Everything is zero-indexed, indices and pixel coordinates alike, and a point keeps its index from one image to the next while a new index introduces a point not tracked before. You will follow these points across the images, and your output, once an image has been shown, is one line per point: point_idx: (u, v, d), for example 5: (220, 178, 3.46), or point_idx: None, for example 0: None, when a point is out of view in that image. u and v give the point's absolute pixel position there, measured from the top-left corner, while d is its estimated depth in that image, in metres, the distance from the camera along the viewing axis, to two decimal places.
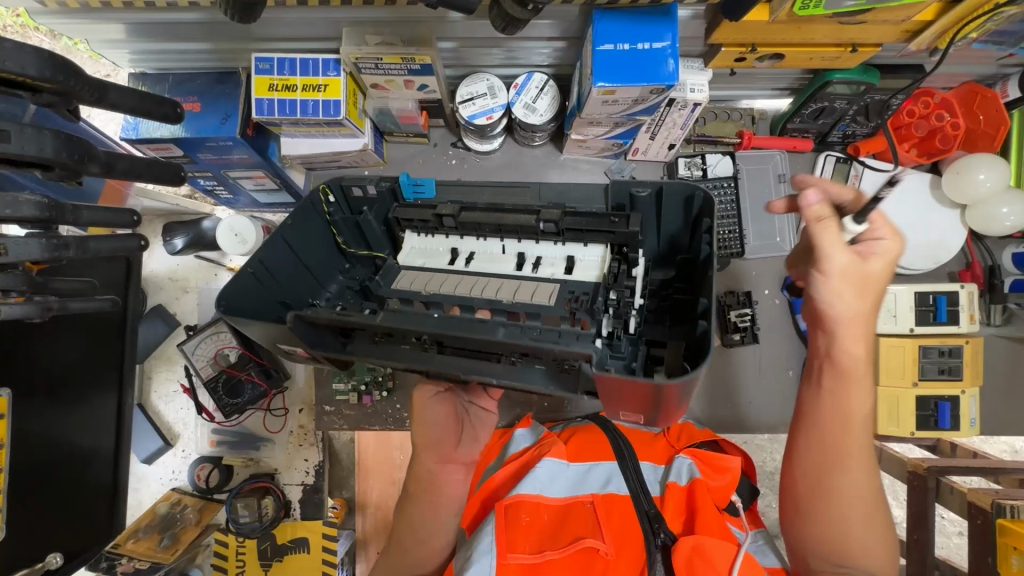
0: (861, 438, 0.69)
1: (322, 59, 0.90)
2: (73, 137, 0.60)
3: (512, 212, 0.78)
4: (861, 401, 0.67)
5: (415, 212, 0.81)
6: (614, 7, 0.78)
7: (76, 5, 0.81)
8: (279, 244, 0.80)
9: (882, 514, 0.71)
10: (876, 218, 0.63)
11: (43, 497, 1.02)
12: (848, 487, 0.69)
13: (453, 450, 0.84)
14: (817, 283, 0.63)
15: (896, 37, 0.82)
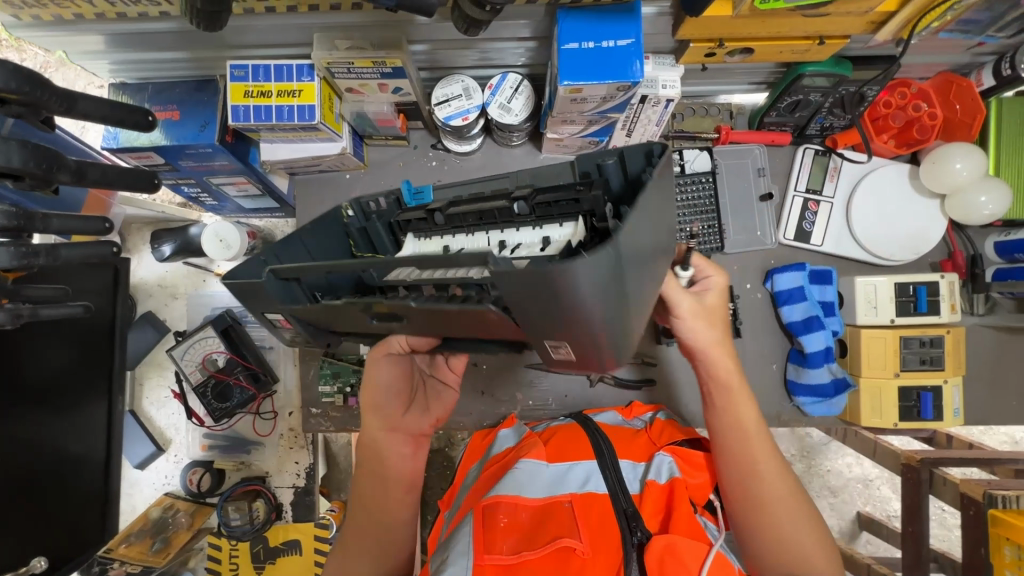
0: (762, 444, 0.77)
1: (295, 65, 0.91)
2: (41, 147, 0.61)
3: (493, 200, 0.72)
4: (747, 411, 0.77)
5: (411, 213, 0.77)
6: (578, 6, 0.79)
7: (50, 18, 0.82)
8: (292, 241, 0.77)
9: (807, 509, 0.75)
10: (698, 261, 0.77)
11: (37, 501, 1.02)
12: (769, 495, 0.74)
13: (400, 416, 0.87)
14: (679, 326, 0.76)
15: (862, 29, 0.82)
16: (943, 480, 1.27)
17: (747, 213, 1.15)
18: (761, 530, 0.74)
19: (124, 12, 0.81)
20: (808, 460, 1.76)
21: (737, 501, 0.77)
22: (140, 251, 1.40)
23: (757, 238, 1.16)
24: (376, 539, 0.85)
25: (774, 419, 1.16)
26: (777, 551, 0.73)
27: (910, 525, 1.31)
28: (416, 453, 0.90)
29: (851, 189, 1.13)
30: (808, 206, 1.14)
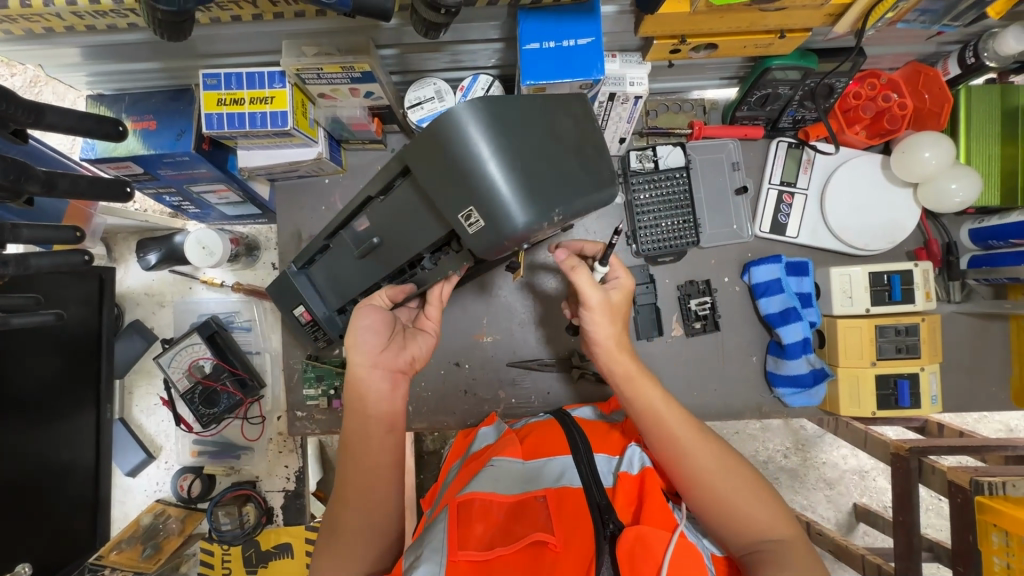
0: (677, 420, 0.83)
1: (267, 73, 0.92)
2: (8, 159, 0.62)
3: None
4: (652, 393, 0.84)
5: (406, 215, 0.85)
6: (538, 7, 0.80)
7: (22, 32, 0.83)
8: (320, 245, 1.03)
9: (738, 467, 0.79)
10: (613, 262, 0.93)
11: (23, 509, 1.03)
12: (699, 464, 0.79)
13: (380, 352, 0.84)
14: (587, 318, 0.88)
15: (822, 21, 0.83)
16: (932, 469, 1.27)
17: (722, 207, 1.17)
18: (707, 500, 0.78)
19: (94, 24, 0.82)
20: (803, 453, 1.77)
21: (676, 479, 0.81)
22: (126, 260, 1.41)
23: (733, 230, 1.17)
24: (359, 488, 0.80)
25: (755, 410, 1.17)
26: (725, 516, 0.77)
27: (901, 513, 1.29)
28: (395, 391, 0.85)
29: (825, 181, 1.14)
30: (783, 199, 1.15)
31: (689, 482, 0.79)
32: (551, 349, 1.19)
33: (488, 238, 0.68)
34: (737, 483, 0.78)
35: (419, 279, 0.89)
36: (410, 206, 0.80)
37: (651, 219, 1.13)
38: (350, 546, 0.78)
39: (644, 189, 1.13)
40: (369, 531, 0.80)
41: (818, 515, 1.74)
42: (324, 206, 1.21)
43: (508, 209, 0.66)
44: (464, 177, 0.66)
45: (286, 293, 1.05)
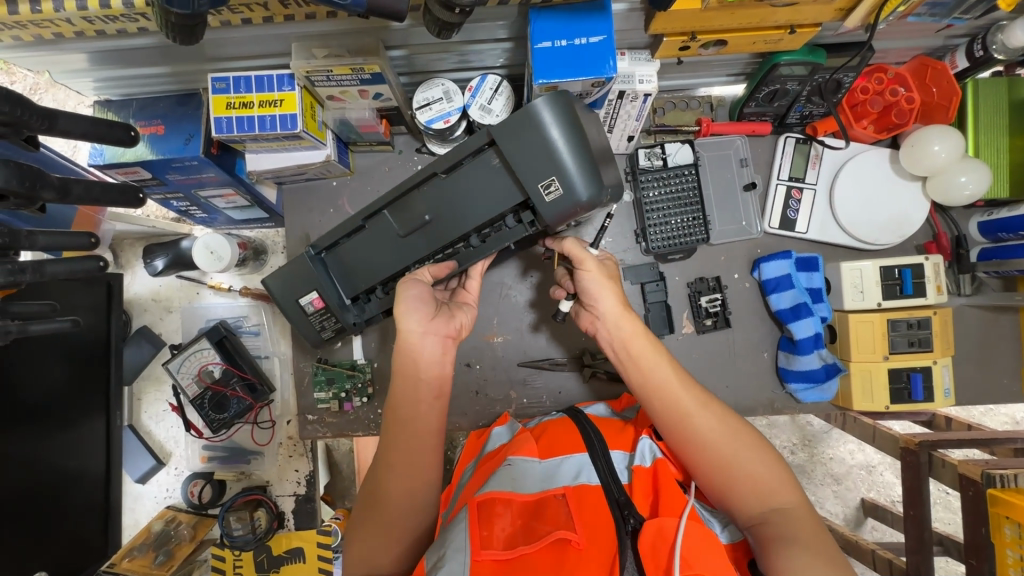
0: (682, 388, 0.84)
1: (276, 76, 0.92)
2: (23, 165, 0.62)
3: None
4: (655, 361, 0.86)
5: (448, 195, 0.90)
6: (549, 5, 0.80)
7: (30, 38, 0.83)
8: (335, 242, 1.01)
9: (745, 436, 0.80)
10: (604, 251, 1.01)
11: (35, 518, 1.02)
12: (707, 433, 0.80)
13: (431, 320, 0.86)
14: (585, 278, 0.92)
15: (832, 16, 0.83)
16: (942, 462, 1.27)
17: (730, 203, 1.16)
18: (714, 469, 0.79)
19: (104, 30, 0.81)
20: (810, 449, 1.77)
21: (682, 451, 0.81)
22: (133, 266, 1.41)
23: (742, 227, 1.17)
24: (404, 457, 0.84)
25: (767, 406, 1.16)
26: (730, 486, 0.77)
27: (912, 507, 1.29)
28: (445, 356, 0.88)
29: (834, 176, 1.14)
30: (792, 194, 1.15)
31: (696, 452, 0.80)
32: (562, 349, 1.18)
33: (561, 207, 0.81)
34: (743, 452, 0.79)
35: (461, 257, 0.92)
36: (475, 182, 0.86)
37: (660, 217, 1.13)
38: (395, 511, 0.83)
39: (653, 187, 1.12)
40: (413, 497, 0.84)
41: (826, 511, 1.74)
42: (332, 208, 1.20)
43: (579, 181, 0.80)
44: (547, 153, 0.80)
45: (295, 280, 0.99)
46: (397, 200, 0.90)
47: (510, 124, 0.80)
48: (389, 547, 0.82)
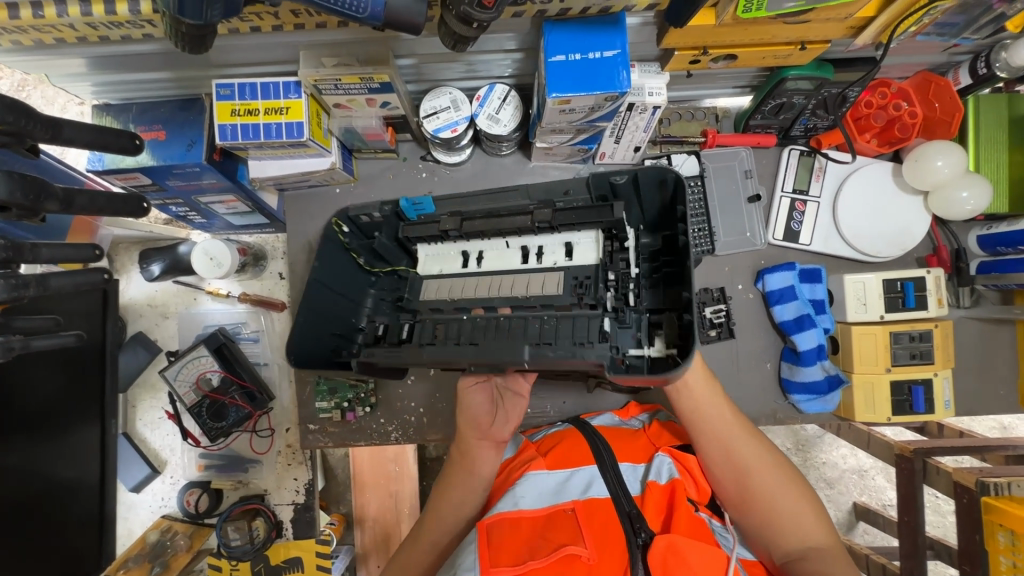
0: (733, 420, 0.91)
1: (282, 83, 0.90)
2: (27, 177, 0.59)
3: (508, 216, 0.87)
4: (709, 393, 0.92)
5: (420, 228, 0.91)
6: (563, 18, 0.80)
7: (30, 42, 0.80)
8: (333, 236, 0.93)
9: (787, 473, 0.86)
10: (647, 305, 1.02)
11: (19, 535, 0.98)
12: (747, 458, 0.87)
13: (489, 428, 0.98)
14: None
15: (842, 34, 0.84)
16: (936, 470, 1.27)
17: (736, 214, 1.17)
18: (750, 495, 0.85)
19: (107, 35, 0.80)
20: (804, 453, 1.78)
21: (721, 472, 0.89)
22: (128, 271, 1.38)
23: (747, 238, 1.17)
24: (433, 537, 0.93)
25: (769, 416, 1.17)
26: (762, 510, 0.84)
27: (905, 514, 1.30)
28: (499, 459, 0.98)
29: (837, 188, 1.15)
30: (796, 207, 1.16)
31: (733, 475, 0.87)
32: None
33: None
34: (779, 481, 0.85)
35: None
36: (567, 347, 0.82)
37: None
38: (440, 524, 0.93)
39: None
40: (458, 514, 0.94)
41: None
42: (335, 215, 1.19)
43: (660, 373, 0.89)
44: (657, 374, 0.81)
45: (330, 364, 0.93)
46: (486, 332, 0.83)
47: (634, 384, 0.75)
48: (426, 553, 0.92)
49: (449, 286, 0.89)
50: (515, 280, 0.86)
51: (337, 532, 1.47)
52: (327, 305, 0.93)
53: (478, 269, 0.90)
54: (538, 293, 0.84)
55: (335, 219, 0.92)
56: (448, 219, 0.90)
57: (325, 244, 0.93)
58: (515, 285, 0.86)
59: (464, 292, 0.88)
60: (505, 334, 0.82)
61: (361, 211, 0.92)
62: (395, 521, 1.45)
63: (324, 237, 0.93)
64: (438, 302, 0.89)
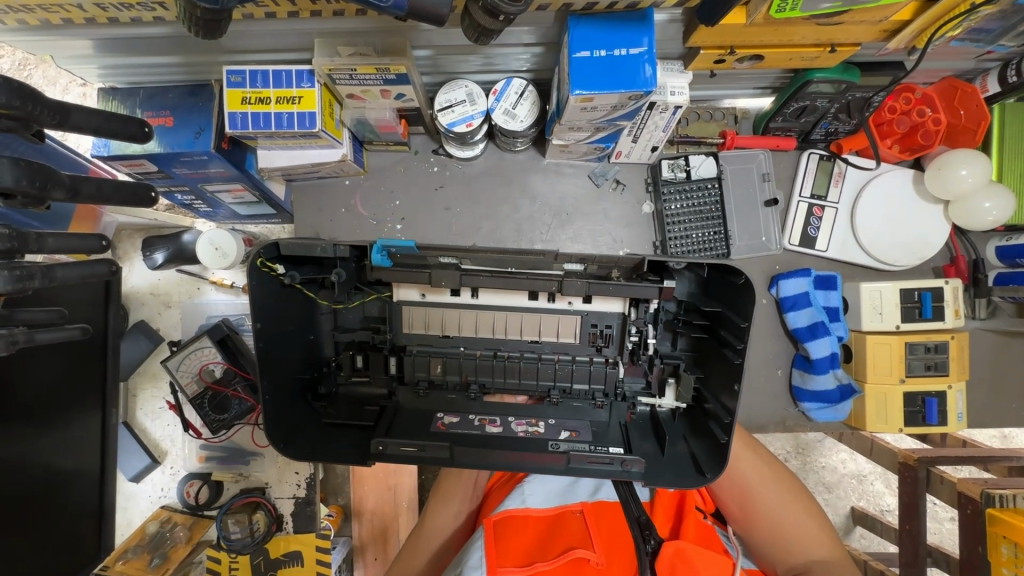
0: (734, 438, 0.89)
1: (295, 71, 0.87)
2: (34, 164, 0.56)
3: (525, 279, 0.76)
4: None
5: (409, 273, 0.76)
6: (589, 12, 0.78)
7: (37, 22, 0.78)
8: (268, 278, 0.75)
9: (788, 487, 0.87)
10: None
11: (25, 525, 0.94)
12: (746, 473, 0.87)
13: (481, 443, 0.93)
14: None
15: (875, 37, 0.82)
16: (940, 479, 1.26)
17: (751, 217, 1.15)
18: (756, 512, 0.85)
19: (117, 16, 0.77)
20: (804, 457, 1.71)
21: (724, 491, 0.86)
22: (131, 258, 1.35)
23: (762, 243, 1.15)
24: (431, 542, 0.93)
25: (779, 423, 1.17)
26: (768, 527, 0.84)
27: (907, 522, 1.29)
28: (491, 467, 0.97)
29: (856, 195, 1.12)
30: (813, 212, 1.14)
31: (738, 493, 0.86)
32: None
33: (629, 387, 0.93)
34: (779, 494, 0.86)
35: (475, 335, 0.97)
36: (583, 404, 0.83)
37: (681, 229, 1.12)
38: (436, 528, 0.93)
39: (675, 199, 1.12)
40: (454, 520, 0.94)
41: None
42: (344, 208, 1.16)
43: None
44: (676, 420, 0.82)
45: (316, 429, 0.79)
46: (496, 383, 0.82)
47: (663, 467, 0.74)
48: (422, 557, 0.92)
49: (440, 318, 0.82)
50: (525, 317, 0.81)
51: (335, 524, 1.43)
52: (285, 350, 0.77)
53: (474, 300, 0.81)
54: (553, 338, 0.82)
55: (258, 256, 0.71)
56: (441, 267, 0.77)
57: (260, 288, 0.71)
58: (523, 323, 0.81)
59: (461, 328, 0.82)
60: (510, 383, 0.82)
61: (303, 249, 0.74)
62: (395, 515, 1.42)
63: (251, 281, 0.71)
64: (426, 338, 0.83)
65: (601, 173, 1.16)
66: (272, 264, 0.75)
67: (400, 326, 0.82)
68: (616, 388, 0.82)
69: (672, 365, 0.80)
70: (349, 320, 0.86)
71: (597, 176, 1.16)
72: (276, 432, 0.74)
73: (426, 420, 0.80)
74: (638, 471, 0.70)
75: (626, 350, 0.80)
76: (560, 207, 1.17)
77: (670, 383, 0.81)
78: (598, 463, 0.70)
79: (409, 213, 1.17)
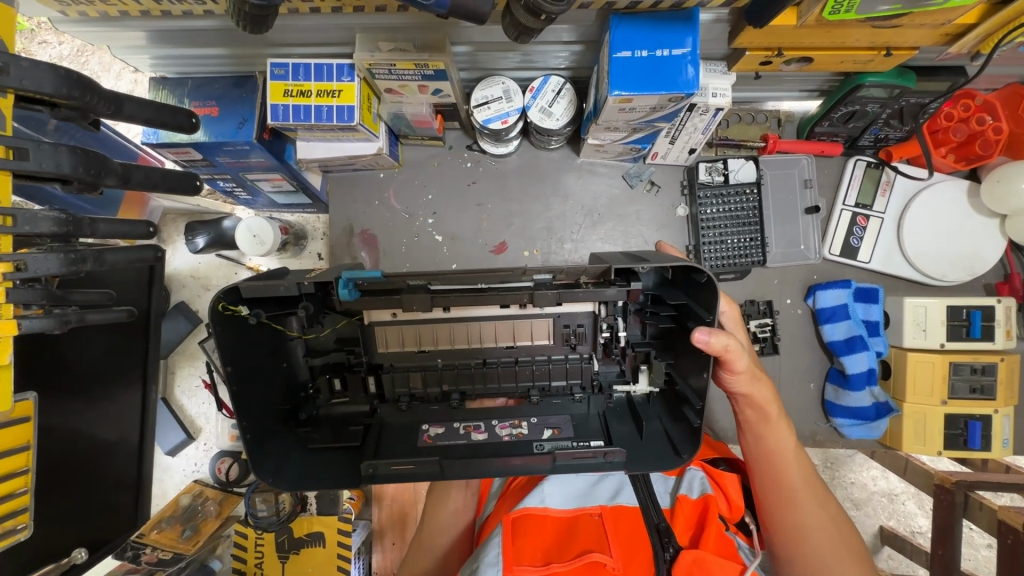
0: (800, 475, 0.82)
1: (336, 65, 0.89)
2: (88, 152, 0.58)
3: (491, 292, 0.69)
4: (782, 441, 0.83)
5: (378, 303, 0.68)
6: (632, 12, 0.76)
7: (97, 14, 0.82)
8: (232, 320, 0.66)
9: (845, 537, 0.81)
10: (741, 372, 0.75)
11: (65, 494, 0.97)
12: (806, 517, 0.80)
13: None
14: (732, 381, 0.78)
15: (935, 40, 0.78)
16: (979, 505, 1.20)
17: (791, 224, 1.11)
18: (801, 553, 0.80)
19: (170, 10, 0.80)
20: (833, 471, 1.65)
21: (767, 491, 0.84)
22: (174, 241, 1.40)
23: (801, 251, 1.11)
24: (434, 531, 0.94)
25: (809, 438, 1.13)
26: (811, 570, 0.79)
27: (940, 547, 1.24)
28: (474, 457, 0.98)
29: (905, 205, 1.08)
30: (857, 221, 1.10)
31: (788, 530, 0.81)
32: None
33: None
34: (831, 541, 0.80)
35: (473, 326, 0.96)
36: (564, 406, 0.79)
37: (716, 235, 1.09)
38: (432, 517, 0.95)
39: (710, 203, 1.09)
40: (448, 506, 0.95)
41: None
42: (378, 200, 1.17)
43: None
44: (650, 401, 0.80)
45: (302, 457, 0.74)
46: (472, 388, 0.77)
47: (641, 453, 0.72)
48: (429, 558, 0.94)
49: (414, 333, 0.73)
50: (501, 326, 0.73)
51: (356, 507, 1.45)
52: (256, 383, 0.70)
53: (447, 316, 0.72)
54: (527, 342, 0.75)
55: (219, 303, 0.63)
56: (412, 290, 0.69)
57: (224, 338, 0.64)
58: (497, 331, 0.74)
59: (438, 341, 0.74)
60: (485, 383, 0.77)
61: (265, 290, 0.65)
62: (414, 503, 1.44)
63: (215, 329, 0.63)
64: (405, 355, 0.75)
65: (636, 173, 1.14)
66: (234, 307, 0.66)
67: (375, 346, 0.74)
68: (592, 381, 0.78)
69: (642, 353, 0.75)
70: (322, 343, 0.76)
71: (632, 177, 1.15)
72: (263, 469, 0.69)
73: (410, 433, 0.77)
74: (621, 461, 0.69)
75: (600, 348, 0.76)
76: (592, 208, 1.16)
77: (643, 369, 0.77)
78: (580, 457, 0.69)
79: (441, 209, 1.17)
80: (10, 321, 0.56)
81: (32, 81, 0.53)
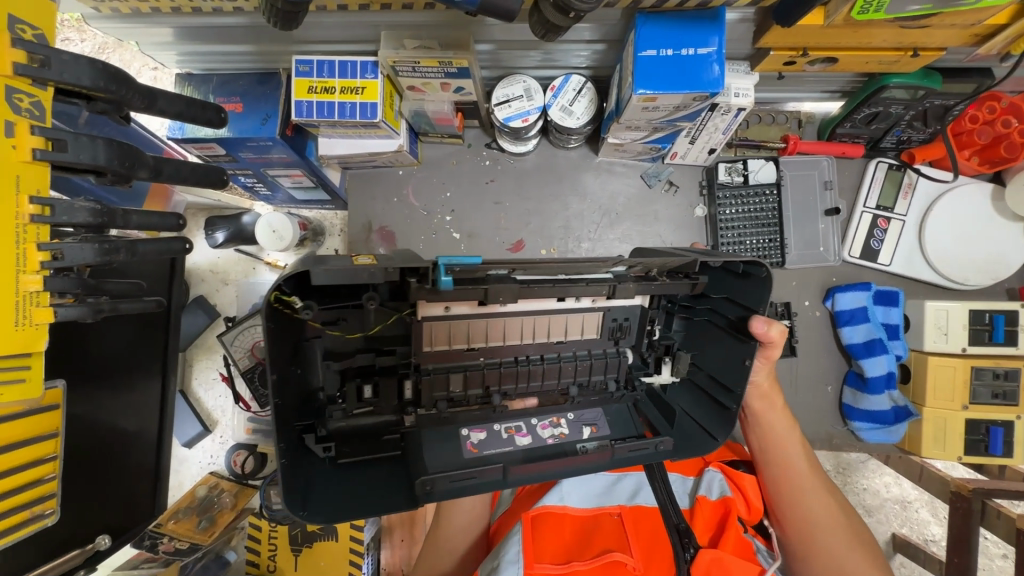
0: (806, 466, 0.87)
1: (359, 62, 0.90)
2: (123, 144, 0.58)
3: (579, 279, 0.69)
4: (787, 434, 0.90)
5: (461, 293, 0.64)
6: (658, 11, 0.76)
7: (128, 9, 0.83)
8: (277, 312, 0.59)
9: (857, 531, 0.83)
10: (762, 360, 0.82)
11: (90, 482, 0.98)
12: (815, 509, 0.84)
13: None
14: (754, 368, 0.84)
15: (963, 41, 0.78)
16: (997, 513, 1.18)
17: (810, 226, 1.09)
18: (813, 545, 0.82)
19: (200, 6, 0.82)
20: (845, 476, 1.63)
21: (775, 485, 0.88)
22: (194, 236, 1.42)
23: (819, 253, 1.10)
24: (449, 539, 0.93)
25: (825, 441, 1.12)
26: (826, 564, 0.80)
27: (956, 555, 1.23)
28: None
29: (927, 207, 1.07)
30: (877, 223, 1.09)
31: (799, 524, 0.83)
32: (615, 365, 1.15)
33: None
34: (844, 534, 0.82)
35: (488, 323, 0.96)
36: (600, 399, 0.78)
37: (736, 235, 1.09)
38: (445, 527, 0.93)
39: (730, 204, 1.09)
40: (460, 516, 0.93)
41: None
42: (396, 198, 1.17)
43: None
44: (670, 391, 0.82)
45: (334, 480, 0.66)
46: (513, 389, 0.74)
47: (679, 442, 0.74)
48: (446, 560, 0.95)
49: (465, 329, 0.70)
50: (545, 322, 0.72)
51: None
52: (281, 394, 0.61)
53: (500, 309, 0.70)
54: (575, 338, 0.75)
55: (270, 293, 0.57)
56: (496, 281, 0.65)
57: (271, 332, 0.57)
58: (548, 326, 0.73)
59: (489, 338, 0.71)
60: (524, 384, 0.73)
61: (345, 278, 0.58)
62: None
63: (263, 323, 0.57)
64: (451, 353, 0.71)
65: (654, 173, 1.14)
66: (287, 297, 0.60)
67: (420, 344, 0.69)
68: (628, 377, 0.78)
69: (666, 346, 0.76)
70: (347, 344, 0.68)
71: (650, 177, 1.15)
72: (295, 503, 0.60)
73: (449, 439, 0.72)
74: (667, 450, 0.71)
75: (644, 345, 0.76)
76: (609, 207, 1.16)
77: (665, 361, 0.77)
78: (635, 449, 0.71)
79: (459, 206, 1.18)
80: (46, 308, 0.58)
81: (71, 74, 0.54)
